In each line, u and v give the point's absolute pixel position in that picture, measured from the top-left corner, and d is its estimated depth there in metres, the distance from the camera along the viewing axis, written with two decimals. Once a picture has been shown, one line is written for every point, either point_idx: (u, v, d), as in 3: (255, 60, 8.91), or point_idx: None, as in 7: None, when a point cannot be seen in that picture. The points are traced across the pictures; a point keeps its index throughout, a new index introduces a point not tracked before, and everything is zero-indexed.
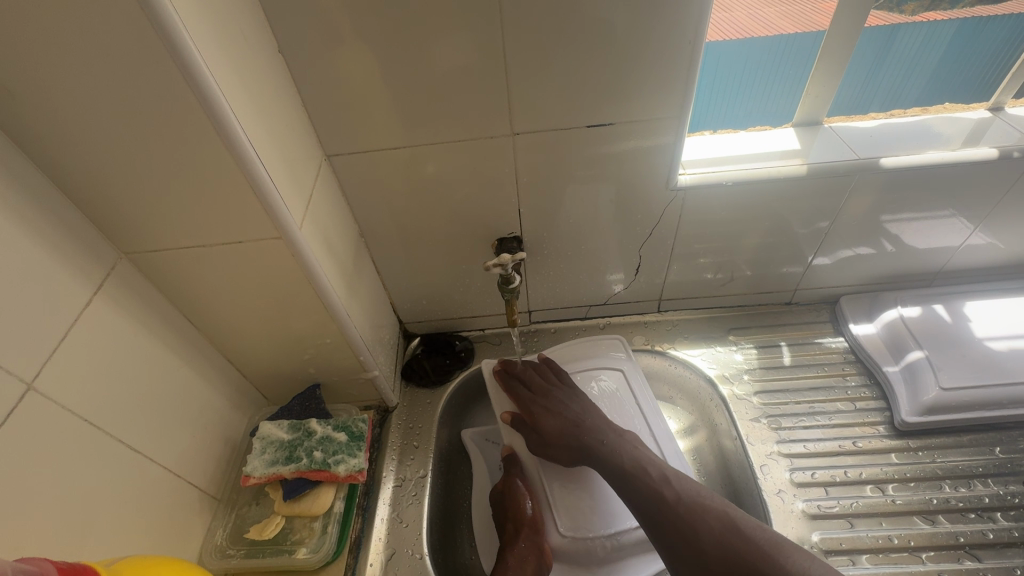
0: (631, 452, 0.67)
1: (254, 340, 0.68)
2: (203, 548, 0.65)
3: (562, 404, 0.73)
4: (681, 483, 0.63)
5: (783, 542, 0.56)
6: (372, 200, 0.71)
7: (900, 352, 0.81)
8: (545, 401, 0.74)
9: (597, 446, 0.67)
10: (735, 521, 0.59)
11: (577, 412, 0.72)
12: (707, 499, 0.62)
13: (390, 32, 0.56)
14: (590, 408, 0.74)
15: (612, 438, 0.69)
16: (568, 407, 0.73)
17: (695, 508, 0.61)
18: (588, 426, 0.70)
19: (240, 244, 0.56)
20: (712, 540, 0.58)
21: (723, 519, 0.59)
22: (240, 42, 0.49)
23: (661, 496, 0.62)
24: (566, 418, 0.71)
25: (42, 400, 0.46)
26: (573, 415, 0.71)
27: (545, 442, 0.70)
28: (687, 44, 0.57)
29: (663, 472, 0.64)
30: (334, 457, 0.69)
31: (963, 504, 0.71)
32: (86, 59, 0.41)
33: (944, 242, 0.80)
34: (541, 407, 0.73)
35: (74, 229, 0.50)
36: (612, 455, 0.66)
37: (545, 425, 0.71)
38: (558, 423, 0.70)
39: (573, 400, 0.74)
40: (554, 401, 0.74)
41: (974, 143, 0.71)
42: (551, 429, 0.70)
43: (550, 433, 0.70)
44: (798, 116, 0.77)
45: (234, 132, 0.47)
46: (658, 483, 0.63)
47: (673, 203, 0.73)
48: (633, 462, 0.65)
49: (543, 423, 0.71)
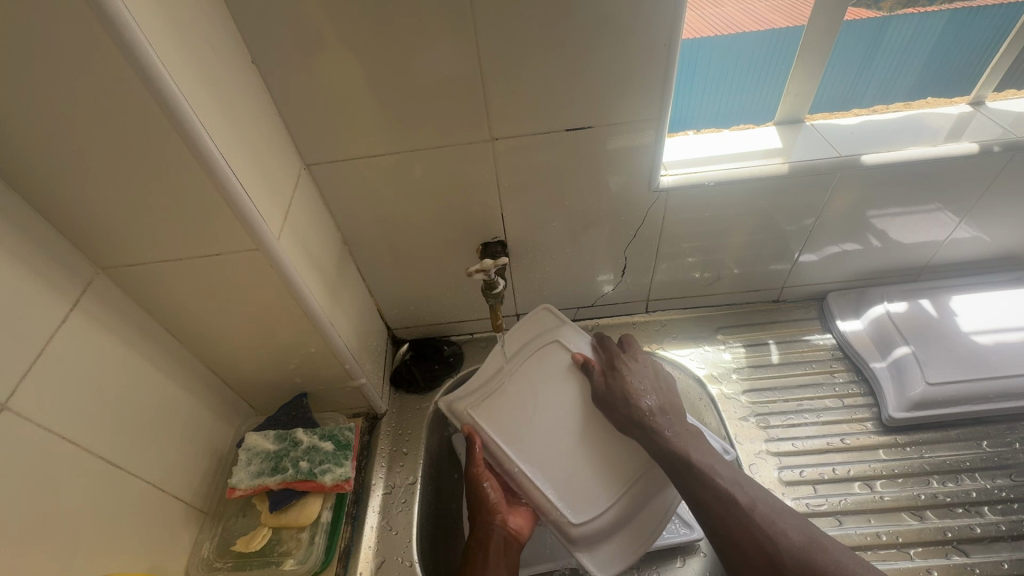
0: (698, 448, 0.66)
1: (237, 350, 0.68)
2: (190, 561, 0.65)
3: (641, 374, 0.74)
4: (752, 488, 0.63)
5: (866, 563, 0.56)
6: (354, 208, 0.71)
7: (887, 348, 0.81)
8: (626, 368, 0.74)
9: (661, 430, 0.67)
10: (821, 537, 0.58)
11: (650, 388, 0.72)
12: (789, 514, 0.60)
13: (365, 41, 0.55)
14: (662, 389, 0.73)
15: (675, 426, 0.68)
16: (644, 377, 0.73)
17: (771, 519, 0.59)
18: (656, 404, 0.70)
19: (218, 256, 0.55)
20: (794, 548, 0.57)
21: (804, 534, 0.58)
22: (209, 53, 0.49)
23: (736, 500, 0.61)
24: (642, 394, 0.71)
25: (20, 419, 0.46)
26: (646, 392, 0.71)
27: (614, 397, 0.71)
28: (663, 47, 0.57)
29: (732, 475, 0.63)
30: (320, 467, 0.69)
31: (951, 499, 0.71)
32: (52, 75, 0.41)
33: (929, 237, 0.80)
34: (623, 370, 0.73)
35: (47, 246, 0.50)
36: (679, 445, 0.66)
37: (616, 391, 0.71)
38: (627, 397, 0.70)
39: (650, 377, 0.74)
40: (637, 369, 0.74)
41: (955, 139, 0.71)
42: (622, 397, 0.70)
43: (617, 393, 0.71)
44: (780, 113, 0.76)
45: (205, 143, 0.46)
46: (729, 486, 0.62)
47: (657, 203, 0.73)
48: (704, 461, 0.64)
49: (618, 381, 0.72)
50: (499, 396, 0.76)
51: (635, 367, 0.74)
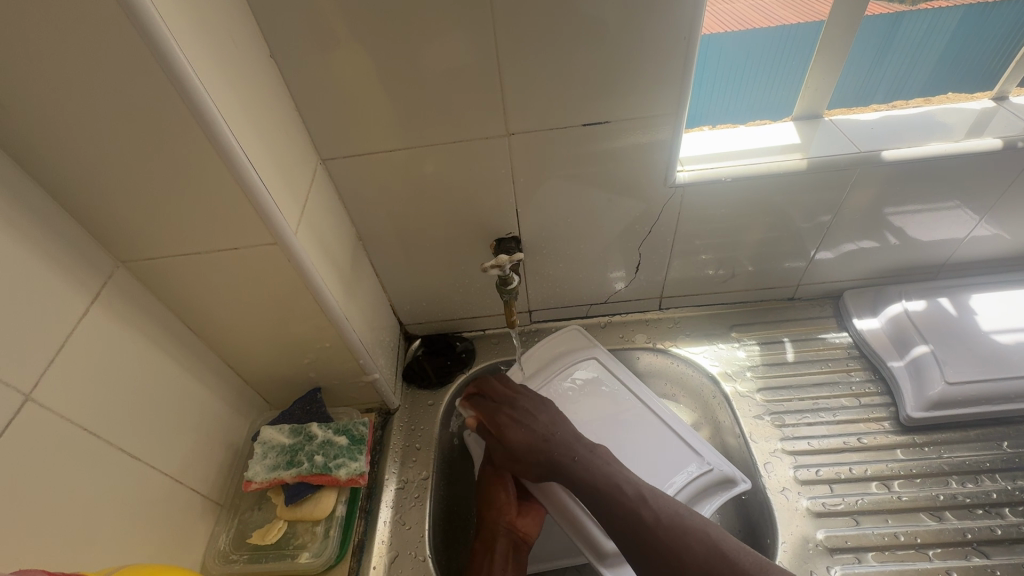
0: (604, 468, 0.65)
1: (253, 344, 0.68)
2: (207, 553, 0.66)
3: (529, 414, 0.72)
4: (659, 501, 0.62)
5: (763, 564, 0.57)
6: (369, 203, 0.71)
7: (905, 347, 0.80)
8: (507, 412, 0.73)
9: (566, 464, 0.67)
10: (717, 545, 0.59)
11: (544, 423, 0.71)
12: (688, 523, 0.60)
13: (383, 35, 0.55)
14: (557, 418, 0.72)
15: (582, 452, 0.68)
16: (535, 416, 0.72)
17: (675, 530, 0.60)
18: (556, 439, 0.69)
19: (237, 250, 0.56)
20: (695, 560, 0.58)
21: (705, 541, 0.59)
22: (229, 48, 0.49)
23: (639, 518, 0.61)
24: (532, 435, 0.70)
25: (42, 410, 0.47)
26: (541, 429, 0.70)
27: (522, 440, 0.70)
28: (681, 41, 0.57)
29: (637, 491, 0.63)
30: (335, 461, 0.69)
31: (971, 500, 0.70)
32: (76, 69, 0.41)
33: (949, 234, 0.79)
34: (508, 418, 0.72)
35: (69, 239, 0.50)
36: (584, 476, 0.65)
37: (513, 437, 0.70)
38: (526, 438, 0.70)
39: (543, 409, 0.73)
40: (525, 406, 0.73)
41: (978, 134, 0.69)
42: (522, 443, 0.70)
43: (518, 444, 0.70)
44: (798, 109, 0.75)
45: (224, 137, 0.46)
46: (635, 502, 0.62)
47: (673, 199, 0.72)
48: (607, 481, 0.64)
49: (505, 433, 0.71)
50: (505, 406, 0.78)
51: (521, 409, 0.73)
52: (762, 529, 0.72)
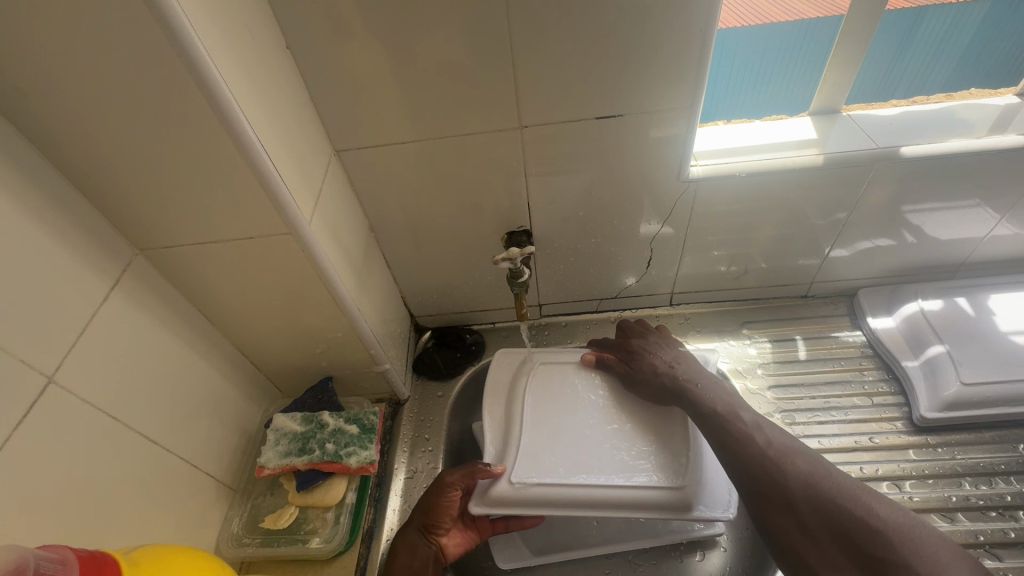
0: (727, 397, 0.68)
1: (266, 333, 0.69)
2: (221, 536, 0.67)
3: (658, 347, 0.77)
4: (774, 432, 0.64)
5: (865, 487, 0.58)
6: (382, 195, 0.72)
7: (920, 347, 0.79)
8: (641, 344, 0.78)
9: (690, 388, 0.70)
10: (822, 467, 0.59)
11: (672, 357, 0.75)
12: (800, 450, 0.62)
13: (397, 27, 0.56)
14: (684, 356, 0.75)
15: (707, 383, 0.70)
16: (664, 349, 0.76)
17: (783, 454, 0.61)
18: (680, 369, 0.73)
19: (252, 239, 0.56)
20: (795, 482, 0.58)
21: (816, 464, 0.60)
22: (248, 40, 0.49)
23: (753, 440, 0.63)
24: (662, 359, 0.74)
25: (63, 392, 0.48)
26: (667, 358, 0.74)
27: (640, 370, 0.74)
28: (697, 34, 0.56)
29: (754, 418, 0.65)
30: (346, 449, 0.70)
31: (984, 502, 0.69)
32: (98, 59, 0.42)
33: (968, 233, 0.78)
34: (637, 346, 0.78)
35: (90, 226, 0.51)
36: (705, 399, 0.68)
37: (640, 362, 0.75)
38: (653, 360, 0.74)
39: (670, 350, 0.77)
40: (652, 344, 0.77)
41: (1000, 130, 0.68)
42: (647, 363, 0.74)
43: (643, 364, 0.74)
44: (814, 105, 0.74)
45: (242, 127, 0.47)
46: (750, 427, 0.64)
47: (686, 193, 0.72)
48: (728, 408, 0.67)
49: (640, 357, 0.76)
50: (522, 464, 0.66)
51: (652, 342, 0.78)
52: None
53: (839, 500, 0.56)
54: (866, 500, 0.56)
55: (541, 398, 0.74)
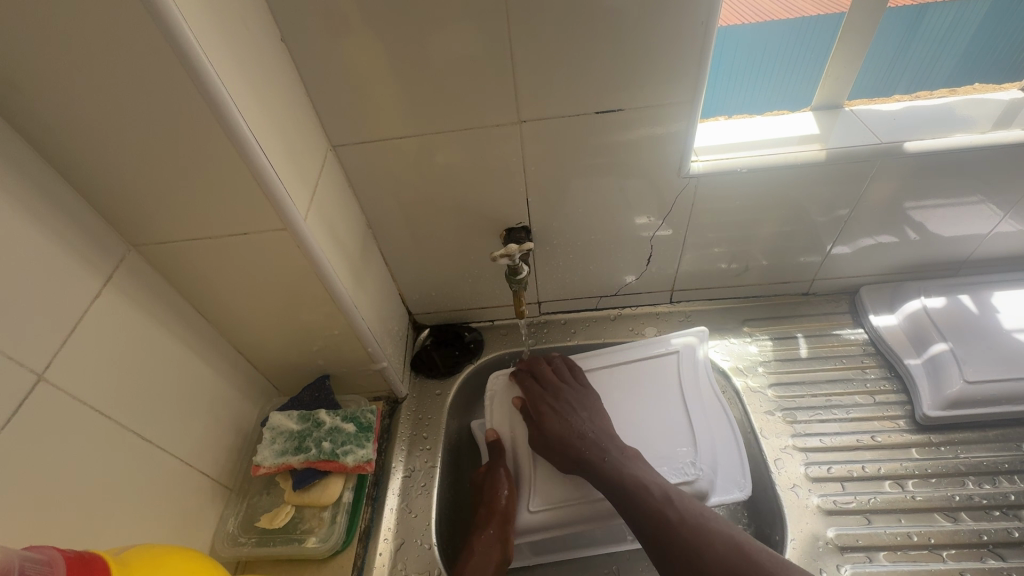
0: (633, 467, 0.66)
1: (262, 330, 0.68)
2: (216, 535, 0.66)
3: (570, 408, 0.73)
4: (684, 503, 0.62)
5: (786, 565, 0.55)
6: (379, 191, 0.71)
7: (923, 345, 0.78)
8: (552, 404, 0.74)
9: (595, 462, 0.67)
10: (741, 545, 0.57)
11: (583, 420, 0.71)
12: (711, 527, 0.60)
13: (394, 19, 0.55)
14: (596, 415, 0.72)
15: (613, 452, 0.68)
16: (577, 411, 0.72)
17: (699, 530, 0.59)
18: (589, 435, 0.70)
19: (246, 235, 0.56)
20: (714, 563, 0.57)
21: (730, 542, 0.58)
22: (241, 32, 0.49)
23: (664, 517, 0.61)
24: (573, 427, 0.71)
25: (54, 389, 0.47)
26: (579, 423, 0.71)
27: (550, 440, 0.71)
28: (698, 27, 0.55)
29: (663, 491, 0.63)
30: (342, 448, 0.70)
31: (988, 502, 0.69)
32: (85, 51, 0.41)
33: (972, 230, 0.77)
34: (550, 407, 0.74)
35: (81, 222, 0.51)
36: (612, 470, 0.66)
37: (550, 426, 0.72)
38: (560, 429, 0.71)
39: (584, 406, 0.74)
40: (565, 401, 0.74)
41: (1005, 126, 0.67)
42: (556, 432, 0.71)
43: (553, 433, 0.71)
44: (817, 99, 0.73)
45: (234, 121, 0.46)
46: (660, 502, 0.62)
47: (686, 190, 0.71)
48: (635, 480, 0.64)
49: (547, 426, 0.72)
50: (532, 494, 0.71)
51: (564, 400, 0.74)
52: (769, 525, 0.71)
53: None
54: None
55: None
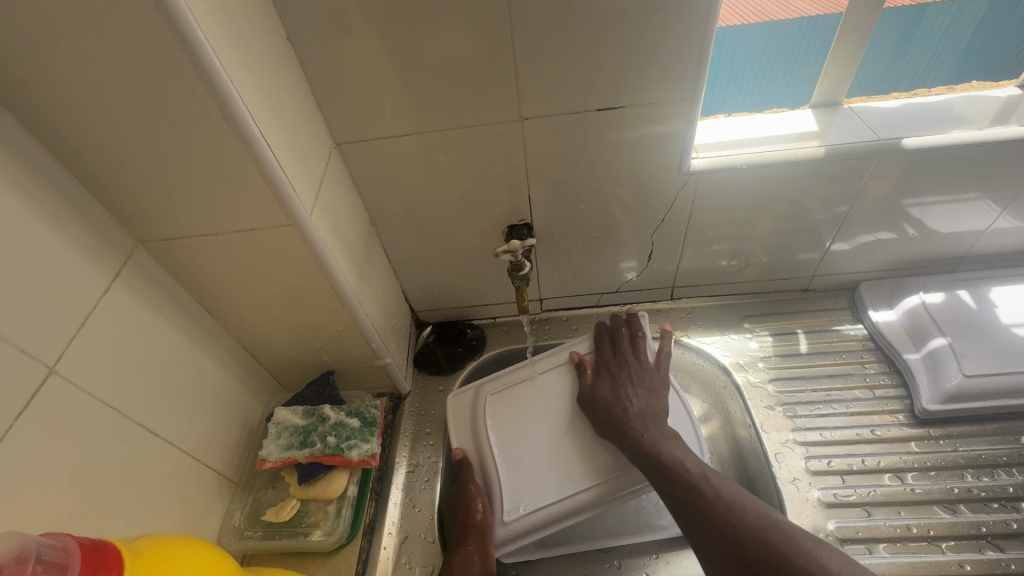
0: (673, 446, 0.65)
1: (267, 327, 0.69)
2: (222, 529, 0.67)
3: (628, 379, 0.71)
4: (719, 480, 0.62)
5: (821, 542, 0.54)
6: (383, 189, 0.72)
7: (921, 339, 0.79)
8: (614, 368, 0.73)
9: (634, 436, 0.66)
10: (772, 521, 0.56)
11: (637, 394, 0.71)
12: (745, 502, 0.59)
13: (398, 19, 0.55)
14: (654, 395, 0.71)
15: (653, 431, 0.67)
16: (636, 386, 0.71)
17: (734, 506, 0.58)
18: (635, 409, 0.69)
19: (252, 232, 0.56)
20: (745, 535, 0.55)
21: (760, 515, 0.57)
22: (248, 31, 0.49)
23: (700, 491, 0.60)
24: (628, 398, 0.69)
25: (65, 383, 0.48)
26: (634, 399, 0.70)
27: (595, 401, 0.70)
28: (698, 25, 0.56)
29: (700, 470, 0.63)
30: (347, 442, 0.70)
31: (986, 494, 0.69)
32: (96, 49, 0.42)
33: (969, 226, 0.77)
34: (609, 372, 0.72)
35: (90, 218, 0.51)
36: (652, 446, 0.65)
37: (602, 391, 0.70)
38: (610, 397, 0.70)
39: (640, 381, 0.72)
40: (624, 373, 0.72)
41: (1002, 122, 0.68)
42: (603, 397, 0.70)
43: (602, 399, 0.70)
44: (816, 97, 0.74)
45: (241, 118, 0.47)
46: (697, 478, 0.62)
47: (686, 187, 0.72)
48: (673, 459, 0.64)
49: (601, 387, 0.71)
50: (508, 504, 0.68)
51: (624, 370, 0.72)
52: None
53: (795, 548, 0.53)
54: (815, 550, 0.52)
55: (501, 422, 0.73)
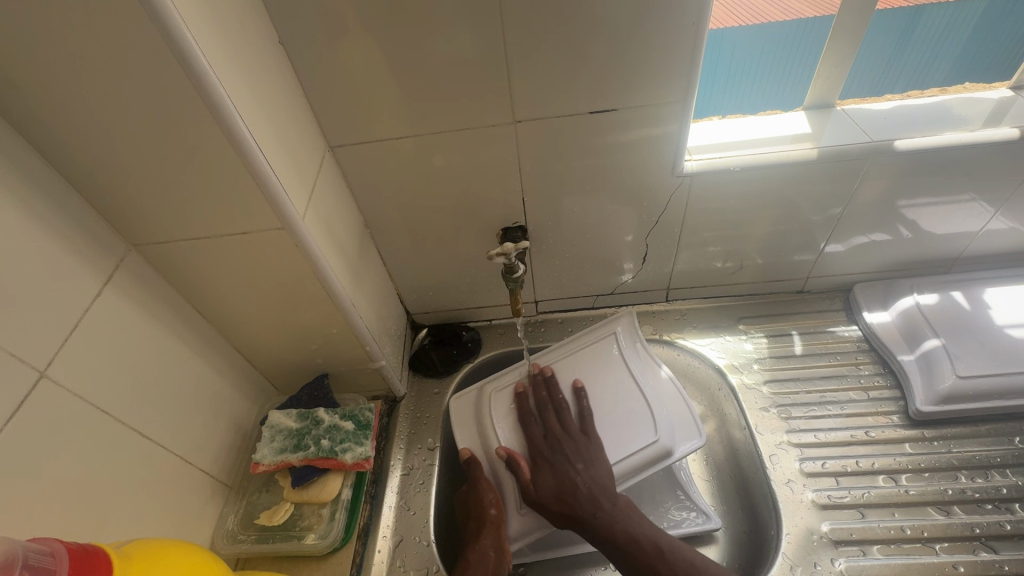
0: (631, 528, 0.64)
1: (260, 330, 0.69)
2: (216, 532, 0.67)
3: (567, 462, 0.67)
4: (677, 552, 0.63)
5: None
6: (377, 191, 0.72)
7: (915, 341, 0.79)
8: (546, 455, 0.68)
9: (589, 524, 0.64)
10: None
11: (579, 471, 0.67)
12: (705, 573, 0.62)
13: (391, 22, 0.56)
14: (600, 462, 0.67)
15: (607, 507, 0.65)
16: (574, 463, 0.67)
17: None
18: (583, 489, 0.66)
19: (245, 235, 0.56)
20: None
21: None
22: (239, 34, 0.49)
23: (657, 572, 0.62)
24: (569, 484, 0.66)
25: (56, 387, 0.48)
26: (579, 474, 0.66)
27: (542, 486, 0.67)
28: (689, 28, 0.56)
29: (657, 542, 0.64)
30: (341, 446, 0.70)
31: (980, 495, 0.69)
32: (86, 53, 0.42)
33: (963, 227, 0.78)
34: (545, 462, 0.68)
35: (81, 222, 0.51)
36: (606, 530, 0.64)
37: (544, 485, 0.67)
38: (556, 485, 0.66)
39: (579, 456, 0.68)
40: (557, 454, 0.68)
41: (995, 124, 0.68)
42: (547, 488, 0.66)
43: (546, 491, 0.66)
44: (809, 99, 0.74)
45: (232, 121, 0.47)
46: (653, 557, 0.63)
47: (680, 189, 0.72)
48: (629, 539, 0.64)
49: (540, 480, 0.67)
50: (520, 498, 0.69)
51: (559, 452, 0.68)
52: (766, 520, 0.72)
53: None
54: None
55: (507, 424, 0.74)
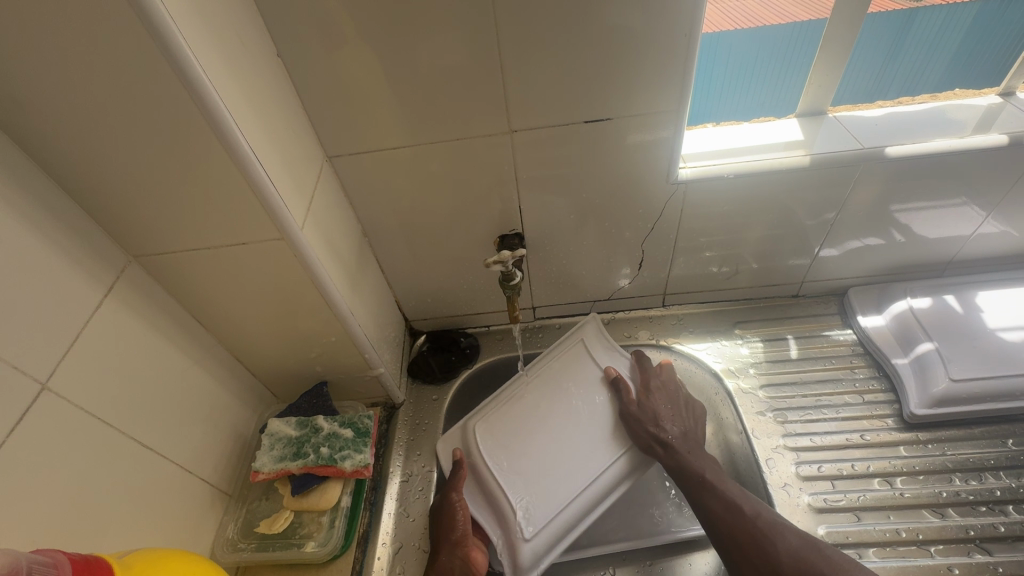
0: (710, 464, 0.70)
1: (260, 338, 0.69)
2: (215, 541, 0.67)
3: (669, 402, 0.74)
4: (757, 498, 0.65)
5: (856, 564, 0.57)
6: (374, 200, 0.72)
7: (909, 344, 0.80)
8: (660, 392, 0.75)
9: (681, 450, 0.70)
10: (812, 542, 0.60)
11: (674, 415, 0.73)
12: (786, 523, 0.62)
13: (387, 35, 0.56)
14: (690, 413, 0.75)
15: (693, 446, 0.71)
16: (666, 404, 0.74)
17: (771, 524, 0.62)
18: (671, 428, 0.72)
19: (244, 245, 0.57)
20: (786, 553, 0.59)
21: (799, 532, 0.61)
22: (239, 48, 0.50)
23: (742, 507, 0.64)
24: (667, 419, 0.72)
25: (57, 399, 0.49)
26: (669, 420, 0.72)
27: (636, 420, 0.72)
28: (682, 38, 0.57)
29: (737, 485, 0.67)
30: (340, 453, 0.71)
31: (974, 497, 0.70)
32: (89, 69, 0.42)
33: (954, 231, 0.78)
34: (658, 393, 0.75)
35: (82, 234, 0.52)
36: (692, 460, 0.69)
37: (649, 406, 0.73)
38: (657, 411, 0.72)
39: (676, 405, 0.75)
40: (660, 395, 0.75)
41: (984, 130, 0.69)
42: (653, 408, 0.73)
43: (649, 412, 0.72)
44: (801, 106, 0.75)
45: (232, 133, 0.48)
46: (737, 494, 0.66)
47: (675, 196, 0.72)
48: (712, 475, 0.68)
49: (650, 403, 0.73)
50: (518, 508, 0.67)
51: (661, 394, 0.75)
52: None
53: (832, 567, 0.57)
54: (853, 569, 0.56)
55: (496, 436, 0.74)
